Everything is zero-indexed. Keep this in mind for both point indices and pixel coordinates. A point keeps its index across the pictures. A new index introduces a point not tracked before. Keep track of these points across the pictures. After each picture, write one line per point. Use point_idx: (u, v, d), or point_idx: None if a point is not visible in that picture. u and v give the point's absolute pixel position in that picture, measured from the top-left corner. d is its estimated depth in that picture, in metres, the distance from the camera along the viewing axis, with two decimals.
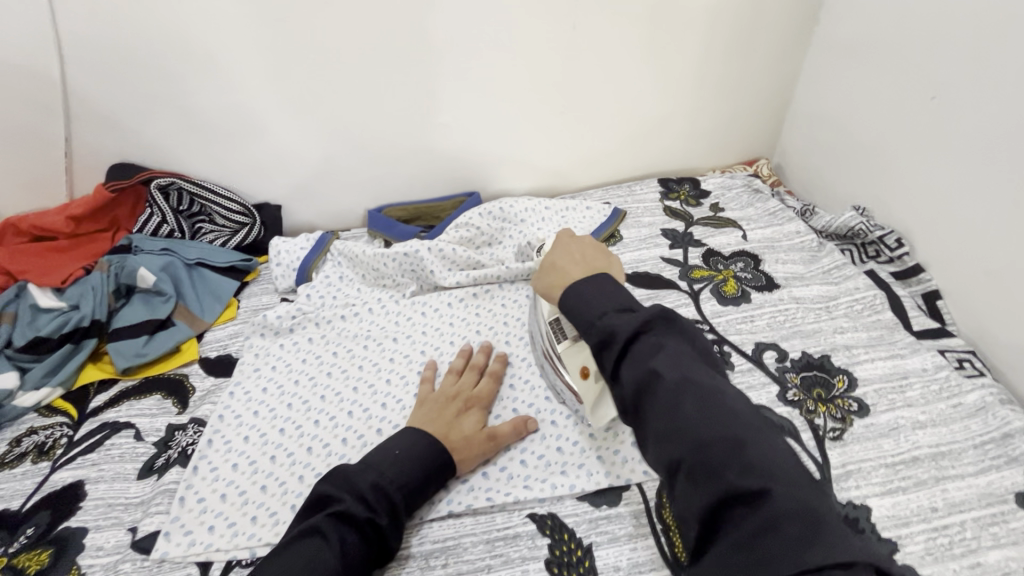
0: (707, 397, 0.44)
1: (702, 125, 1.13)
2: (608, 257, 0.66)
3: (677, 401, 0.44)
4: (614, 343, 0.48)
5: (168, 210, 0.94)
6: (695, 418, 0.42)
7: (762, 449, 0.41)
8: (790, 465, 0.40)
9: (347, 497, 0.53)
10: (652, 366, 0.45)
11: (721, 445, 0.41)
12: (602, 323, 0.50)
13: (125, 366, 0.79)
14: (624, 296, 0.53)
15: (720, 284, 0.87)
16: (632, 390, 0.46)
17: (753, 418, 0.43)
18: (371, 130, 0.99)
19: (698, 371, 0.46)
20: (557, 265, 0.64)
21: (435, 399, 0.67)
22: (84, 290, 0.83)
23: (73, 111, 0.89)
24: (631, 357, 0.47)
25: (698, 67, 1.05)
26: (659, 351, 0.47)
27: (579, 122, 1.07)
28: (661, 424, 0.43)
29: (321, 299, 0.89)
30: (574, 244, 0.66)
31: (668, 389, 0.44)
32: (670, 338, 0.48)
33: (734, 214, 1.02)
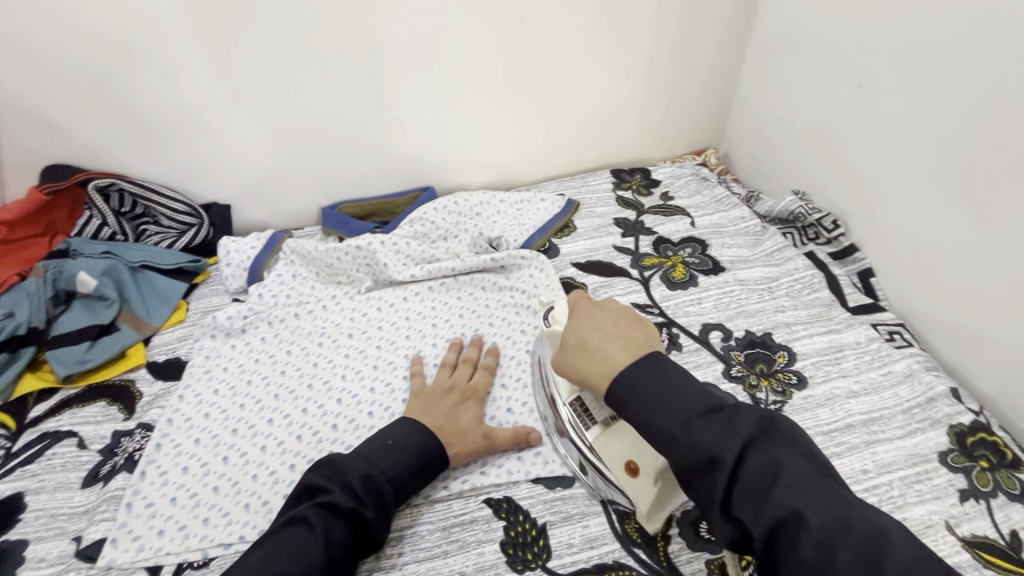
0: (862, 541, 0.37)
1: (651, 117, 1.16)
2: (642, 323, 0.57)
3: (828, 551, 0.37)
4: (719, 469, 0.42)
5: (109, 212, 0.92)
6: (855, 569, 0.36)
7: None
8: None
9: (335, 488, 0.53)
10: (784, 504, 0.39)
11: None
12: (688, 442, 0.44)
13: (66, 374, 0.76)
14: (695, 395, 0.46)
15: (669, 270, 0.89)
16: (762, 531, 0.40)
17: (913, 546, 0.37)
18: (321, 126, 0.98)
19: (829, 493, 0.40)
20: (588, 346, 0.55)
21: (430, 392, 0.67)
22: (19, 297, 0.79)
23: (3, 112, 0.85)
24: (743, 485, 0.41)
25: (644, 61, 1.07)
26: (776, 475, 0.41)
27: (532, 116, 1.08)
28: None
29: (273, 298, 0.88)
30: (601, 313, 0.58)
31: (814, 535, 0.38)
32: (782, 453, 0.42)
33: (683, 202, 1.05)
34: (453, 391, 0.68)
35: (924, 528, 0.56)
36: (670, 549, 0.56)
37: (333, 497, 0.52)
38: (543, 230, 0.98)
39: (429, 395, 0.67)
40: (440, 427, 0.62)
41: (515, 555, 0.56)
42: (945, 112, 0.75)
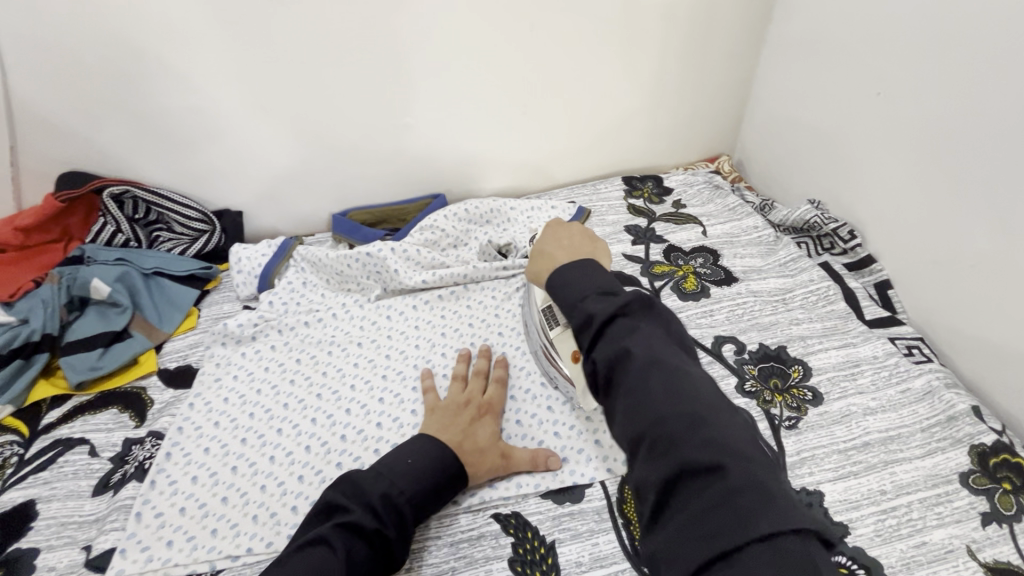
0: (678, 381, 0.43)
1: (663, 124, 1.15)
2: (596, 246, 0.64)
3: (645, 377, 0.43)
4: (590, 325, 0.48)
5: (123, 218, 0.92)
6: (659, 395, 0.42)
7: (725, 424, 0.40)
8: (747, 440, 0.39)
9: (356, 507, 0.51)
10: (625, 346, 0.45)
11: (680, 419, 0.40)
12: (581, 307, 0.50)
13: (79, 381, 0.76)
14: (605, 278, 0.52)
15: (681, 280, 0.88)
16: (605, 366, 0.46)
17: (714, 396, 0.43)
18: (332, 134, 0.98)
19: (670, 351, 0.45)
20: (544, 253, 0.62)
21: (445, 406, 0.66)
22: (34, 304, 0.80)
23: (20, 120, 0.86)
24: (606, 340, 0.47)
25: (656, 67, 1.06)
26: (633, 331, 0.46)
27: (543, 123, 1.08)
28: (631, 398, 0.43)
29: (283, 306, 0.88)
30: (567, 232, 0.65)
31: (638, 369, 0.44)
32: (644, 321, 0.48)
33: (696, 210, 1.04)
34: (469, 406, 0.66)
35: (944, 553, 0.55)
36: None
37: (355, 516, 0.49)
38: None
39: (444, 411, 0.65)
40: (460, 444, 0.60)
41: (523, 573, 0.55)
42: (967, 122, 0.73)
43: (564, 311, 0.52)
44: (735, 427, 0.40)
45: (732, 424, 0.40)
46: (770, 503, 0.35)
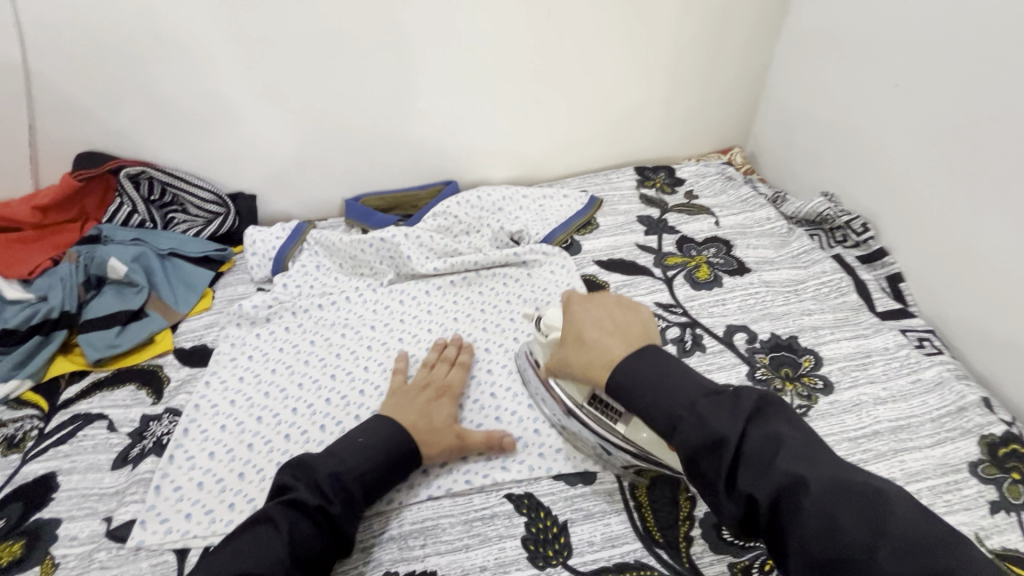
0: (862, 502, 0.41)
1: (676, 115, 1.15)
2: (641, 316, 0.63)
3: (830, 514, 0.41)
4: (725, 447, 0.45)
5: (139, 199, 0.93)
6: (858, 532, 0.40)
7: (960, 563, 0.37)
8: (987, 572, 0.37)
9: (301, 486, 0.54)
10: (788, 472, 0.42)
11: (910, 574, 0.37)
12: (698, 425, 0.47)
13: (97, 358, 0.77)
14: (692, 377, 0.51)
15: (693, 270, 0.88)
16: (767, 499, 0.43)
17: (914, 511, 0.41)
18: (346, 119, 0.99)
19: (826, 464, 0.43)
20: (585, 341, 0.60)
21: (406, 390, 0.68)
22: (53, 282, 0.81)
23: (38, 99, 0.87)
24: (749, 464, 0.44)
25: (671, 57, 1.06)
26: (779, 445, 0.44)
27: (557, 111, 1.08)
28: (813, 543, 0.40)
29: (297, 288, 0.89)
30: (603, 308, 0.63)
31: (816, 500, 0.41)
32: (782, 427, 0.46)
33: (708, 201, 1.04)
34: (428, 389, 0.68)
35: None
36: (693, 551, 0.56)
37: (300, 496, 0.53)
38: (565, 225, 0.98)
39: (405, 394, 0.67)
40: (416, 424, 0.62)
41: (536, 552, 0.56)
42: (985, 115, 0.72)
43: (666, 428, 0.49)
44: (971, 557, 0.38)
45: (964, 555, 0.38)
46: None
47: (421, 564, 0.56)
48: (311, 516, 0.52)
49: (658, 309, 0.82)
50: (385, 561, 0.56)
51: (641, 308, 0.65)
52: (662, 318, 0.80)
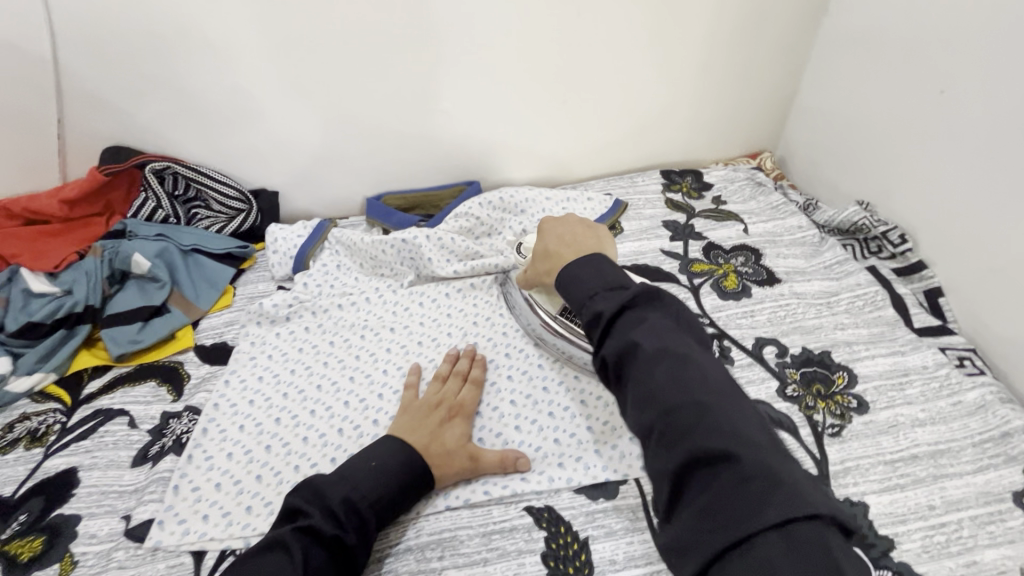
0: (682, 366, 0.48)
1: (704, 117, 1.12)
2: (599, 234, 0.70)
3: (651, 367, 0.48)
4: (599, 320, 0.53)
5: (163, 194, 0.93)
6: (665, 385, 0.47)
7: (727, 415, 0.44)
8: (755, 434, 0.43)
9: (315, 512, 0.51)
10: (633, 338, 0.50)
11: (688, 411, 0.45)
12: (592, 306, 0.54)
13: (119, 353, 0.78)
14: (613, 275, 0.58)
15: (720, 278, 0.86)
16: (614, 358, 0.51)
17: (723, 386, 0.47)
18: (369, 117, 0.98)
19: (676, 340, 0.50)
20: (551, 253, 0.68)
21: (417, 407, 0.65)
22: (78, 276, 0.82)
23: (68, 93, 0.87)
24: (614, 334, 0.52)
25: (701, 58, 1.03)
26: (639, 323, 0.51)
27: (583, 112, 1.05)
28: (639, 388, 0.48)
29: (318, 288, 0.88)
30: (563, 224, 0.71)
31: (647, 357, 0.49)
32: (652, 314, 0.52)
33: (736, 207, 1.01)
34: (441, 408, 0.66)
35: (996, 574, 0.53)
36: None
37: (313, 521, 0.50)
38: None
39: (416, 411, 0.65)
40: (430, 445, 0.60)
41: (556, 569, 0.55)
42: None
43: (576, 308, 0.57)
44: (749, 420, 0.45)
45: (743, 416, 0.45)
46: (793, 480, 0.40)
47: None
48: (325, 545, 0.50)
49: None
50: (402, 573, 0.55)
51: (601, 230, 0.72)
52: None
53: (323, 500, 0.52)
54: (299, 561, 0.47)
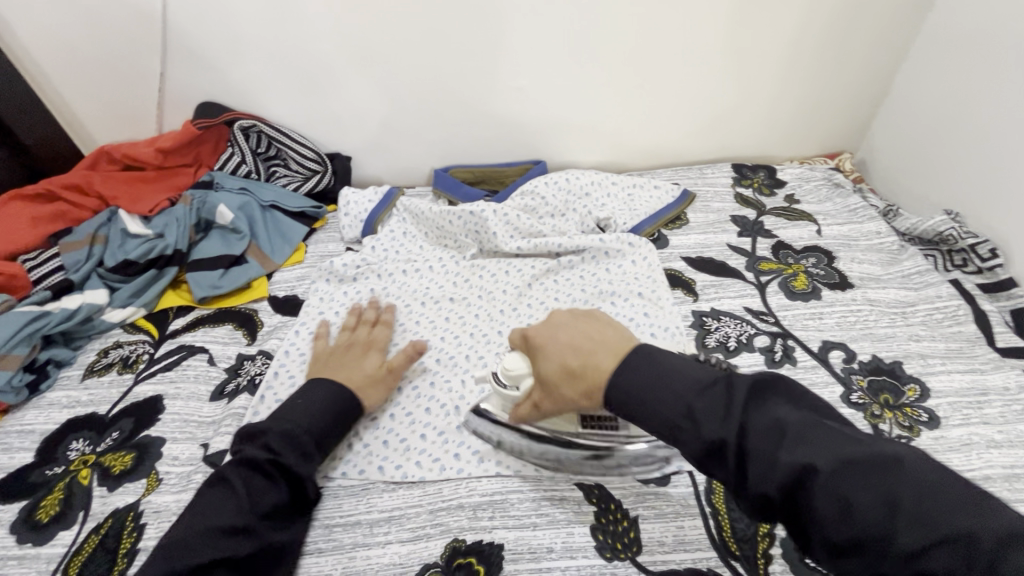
0: (877, 476, 0.36)
1: (783, 113, 1.08)
2: (600, 319, 0.58)
3: (841, 495, 0.35)
4: (726, 452, 0.41)
5: (247, 150, 0.98)
6: (878, 516, 0.34)
7: (988, 529, 0.32)
8: (1016, 529, 0.32)
9: (251, 445, 0.57)
10: (794, 462, 0.37)
11: (935, 546, 0.33)
12: (696, 435, 0.42)
13: (202, 296, 0.83)
14: (691, 372, 0.46)
15: (789, 278, 0.84)
16: (780, 493, 0.38)
17: (942, 483, 0.35)
18: (445, 91, 0.99)
19: (831, 438, 0.38)
20: (576, 368, 0.52)
21: (331, 353, 0.71)
22: (168, 221, 0.87)
23: (169, 49, 0.92)
24: (757, 464, 0.39)
25: (788, 52, 0.99)
26: (782, 435, 0.39)
27: (658, 99, 1.03)
28: (840, 532, 0.35)
29: (384, 252, 0.92)
30: (558, 323, 0.58)
31: (831, 484, 0.36)
32: (778, 408, 0.41)
33: (810, 207, 0.98)
34: (350, 347, 0.72)
35: None
36: (771, 569, 0.54)
37: (247, 453, 0.56)
38: (654, 218, 0.95)
39: (330, 357, 0.71)
40: (351, 378, 0.67)
41: (604, 542, 0.56)
42: None
43: (670, 436, 0.44)
44: (997, 517, 0.33)
45: (987, 515, 0.33)
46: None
47: (489, 534, 0.57)
48: (261, 470, 0.55)
49: (748, 314, 0.79)
50: (454, 527, 0.58)
51: (595, 313, 0.59)
52: (751, 325, 0.77)
53: (260, 437, 0.58)
54: (237, 491, 0.53)
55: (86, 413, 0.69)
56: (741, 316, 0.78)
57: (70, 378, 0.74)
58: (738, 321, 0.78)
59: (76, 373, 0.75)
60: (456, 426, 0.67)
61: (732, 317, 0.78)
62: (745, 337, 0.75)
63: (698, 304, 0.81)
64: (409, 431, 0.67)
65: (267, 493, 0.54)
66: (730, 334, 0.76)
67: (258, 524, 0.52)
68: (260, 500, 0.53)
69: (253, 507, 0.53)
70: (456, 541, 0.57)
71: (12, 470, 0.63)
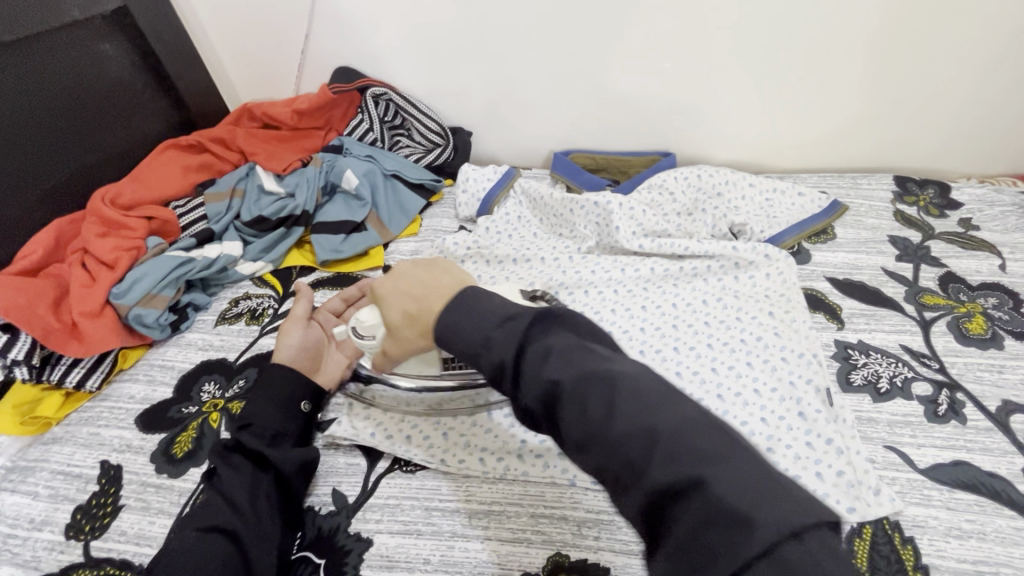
0: (609, 387, 0.39)
1: (968, 124, 0.92)
2: (442, 262, 0.56)
3: (580, 401, 0.39)
4: (505, 377, 0.43)
5: (376, 118, 0.99)
6: (599, 416, 0.38)
7: (681, 429, 0.37)
8: (701, 421, 0.38)
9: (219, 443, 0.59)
10: (551, 380, 0.40)
11: (636, 440, 0.37)
12: (487, 359, 0.44)
13: (324, 259, 0.86)
14: (487, 304, 0.46)
15: (962, 319, 0.72)
16: (538, 403, 0.41)
17: (650, 390, 0.39)
18: (580, 70, 0.94)
19: (586, 359, 0.41)
20: (413, 315, 0.52)
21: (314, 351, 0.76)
22: (299, 181, 0.90)
23: (317, 13, 0.93)
24: (525, 381, 0.42)
25: (992, 49, 0.83)
26: (548, 356, 0.42)
27: (817, 95, 0.92)
28: (575, 432, 0.39)
29: (497, 235, 0.90)
30: (401, 274, 0.55)
31: (574, 392, 0.40)
32: (554, 337, 0.43)
33: (992, 236, 0.83)
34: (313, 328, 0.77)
35: None
36: None
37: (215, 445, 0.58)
38: (795, 228, 0.86)
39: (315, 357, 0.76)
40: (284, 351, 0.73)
41: None
42: None
43: (470, 363, 0.45)
44: (682, 411, 0.38)
45: (677, 411, 0.38)
46: (751, 473, 0.35)
47: (593, 554, 0.54)
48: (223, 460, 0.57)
49: (905, 353, 0.69)
50: (556, 540, 0.55)
51: (440, 259, 0.57)
52: (909, 367, 0.67)
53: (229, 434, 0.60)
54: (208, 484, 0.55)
55: (218, 358, 0.74)
56: (897, 356, 0.68)
57: (205, 322, 0.79)
58: (893, 360, 0.68)
59: (210, 318, 0.80)
60: None
61: (885, 354, 0.68)
62: (901, 380, 0.66)
63: (844, 334, 0.72)
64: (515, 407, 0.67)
65: (234, 478, 0.55)
66: (881, 373, 0.67)
67: (216, 502, 0.53)
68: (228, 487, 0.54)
69: (215, 488, 0.54)
70: (558, 555, 0.54)
71: (154, 401, 0.69)
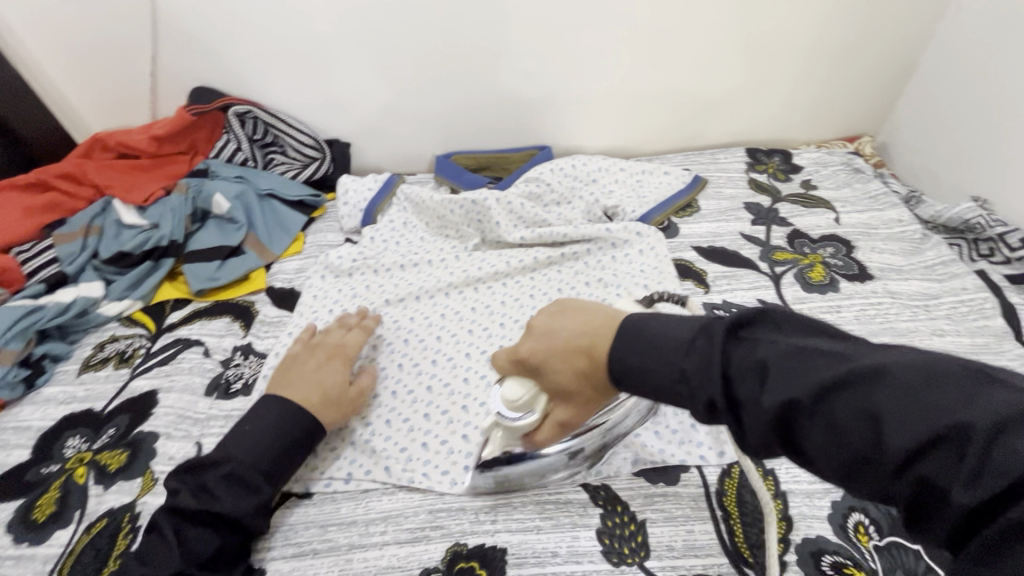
0: (864, 393, 0.30)
1: (801, 97, 1.04)
2: (580, 301, 0.46)
3: (831, 424, 0.31)
4: (722, 409, 0.35)
5: (243, 137, 0.95)
6: (858, 435, 0.30)
7: (998, 423, 0.27)
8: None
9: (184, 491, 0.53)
10: (782, 402, 0.32)
11: (929, 452, 0.28)
12: (690, 393, 0.37)
13: (199, 289, 0.81)
14: (663, 333, 0.39)
15: (806, 269, 0.80)
16: (774, 432, 0.33)
17: (928, 383, 0.29)
18: (446, 73, 0.95)
19: (814, 364, 0.32)
20: (588, 370, 0.43)
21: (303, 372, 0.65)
22: (164, 211, 0.85)
23: (161, 33, 0.88)
24: (746, 407, 0.34)
25: (806, 29, 0.94)
26: (766, 371, 0.34)
27: (669, 81, 0.99)
28: (835, 458, 0.31)
29: (383, 243, 0.89)
30: (550, 331, 0.45)
31: (819, 411, 0.31)
32: (765, 344, 0.35)
33: (828, 194, 0.94)
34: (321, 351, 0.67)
35: None
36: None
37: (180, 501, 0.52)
38: (665, 205, 0.92)
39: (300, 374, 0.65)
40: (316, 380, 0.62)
41: (611, 547, 0.54)
42: None
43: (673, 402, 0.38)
44: (999, 400, 0.27)
45: (985, 402, 0.27)
46: None
47: (491, 538, 0.55)
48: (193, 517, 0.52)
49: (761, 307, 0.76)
50: (455, 531, 0.56)
51: (567, 301, 0.47)
52: None
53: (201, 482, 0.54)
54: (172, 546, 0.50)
55: (83, 410, 0.68)
56: None
57: (66, 372, 0.73)
58: None
59: (72, 367, 0.74)
60: (462, 406, 0.66)
61: None
62: None
63: (709, 297, 0.78)
64: (411, 411, 0.66)
65: (202, 543, 0.51)
66: None
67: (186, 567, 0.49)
68: (196, 549, 0.50)
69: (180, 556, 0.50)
70: (457, 545, 0.55)
71: (9, 467, 0.63)
